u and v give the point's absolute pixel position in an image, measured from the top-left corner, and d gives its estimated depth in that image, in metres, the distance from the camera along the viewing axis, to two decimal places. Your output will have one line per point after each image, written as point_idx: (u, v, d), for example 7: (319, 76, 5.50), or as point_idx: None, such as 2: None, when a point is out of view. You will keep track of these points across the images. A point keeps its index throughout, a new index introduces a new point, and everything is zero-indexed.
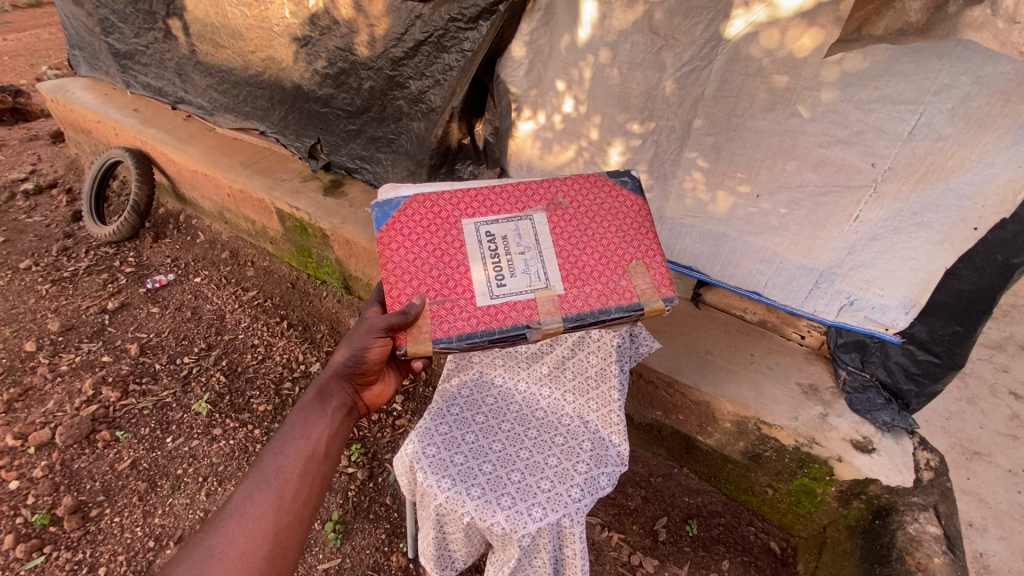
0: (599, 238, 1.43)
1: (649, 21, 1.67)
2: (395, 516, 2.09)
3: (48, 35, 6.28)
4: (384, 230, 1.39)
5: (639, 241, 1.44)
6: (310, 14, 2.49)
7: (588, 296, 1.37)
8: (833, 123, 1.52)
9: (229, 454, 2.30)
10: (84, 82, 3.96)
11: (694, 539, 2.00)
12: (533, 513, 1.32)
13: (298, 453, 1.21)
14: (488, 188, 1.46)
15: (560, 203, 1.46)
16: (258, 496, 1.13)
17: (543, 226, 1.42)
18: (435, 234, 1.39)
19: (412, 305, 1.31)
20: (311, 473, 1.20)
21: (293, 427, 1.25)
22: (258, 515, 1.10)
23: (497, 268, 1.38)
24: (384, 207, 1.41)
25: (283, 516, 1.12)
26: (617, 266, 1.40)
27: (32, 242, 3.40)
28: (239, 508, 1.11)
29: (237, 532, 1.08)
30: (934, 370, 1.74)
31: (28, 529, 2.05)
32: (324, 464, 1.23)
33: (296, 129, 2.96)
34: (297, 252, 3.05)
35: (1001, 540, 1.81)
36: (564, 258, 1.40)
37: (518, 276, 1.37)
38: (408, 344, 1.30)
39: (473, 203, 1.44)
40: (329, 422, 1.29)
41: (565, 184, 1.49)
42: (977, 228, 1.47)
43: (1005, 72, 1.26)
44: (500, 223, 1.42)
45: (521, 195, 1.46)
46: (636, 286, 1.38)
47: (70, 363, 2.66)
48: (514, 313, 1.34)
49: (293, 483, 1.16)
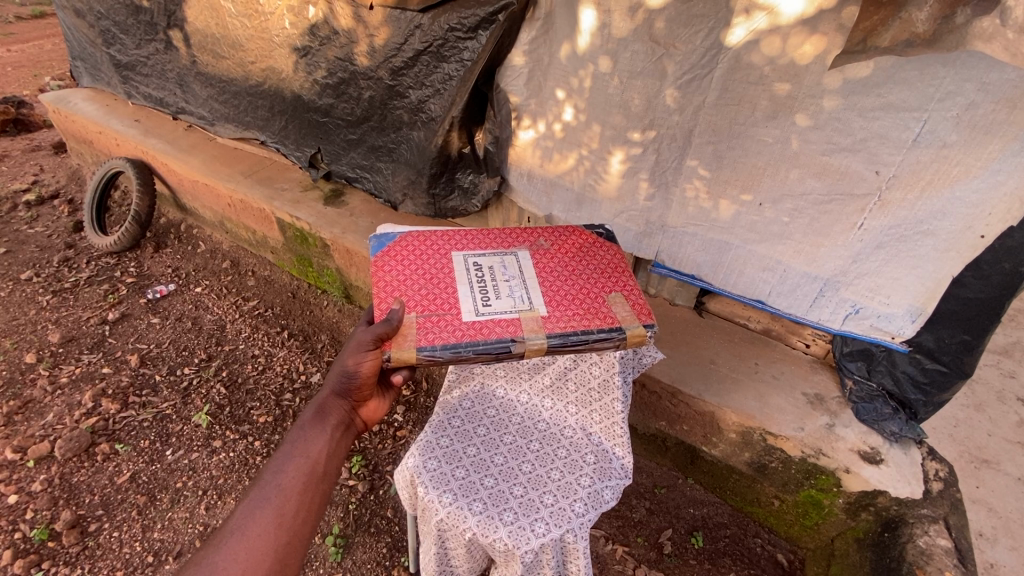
0: (579, 273, 1.49)
1: (649, 29, 1.63)
2: (396, 529, 2.06)
3: (51, 46, 6.32)
4: (379, 255, 1.46)
5: (617, 277, 1.50)
6: (310, 24, 2.47)
7: (570, 317, 1.37)
8: (835, 130, 1.49)
9: (229, 467, 2.28)
10: (84, 94, 4.03)
11: (699, 551, 1.98)
12: (535, 527, 1.30)
13: (298, 470, 1.19)
14: (477, 231, 1.57)
15: (542, 248, 1.55)
16: (258, 513, 1.11)
17: (526, 261, 1.50)
18: (426, 261, 1.45)
19: (395, 310, 1.32)
20: (310, 492, 1.18)
21: (293, 443, 1.24)
22: (259, 531, 1.09)
23: (484, 291, 1.40)
24: (381, 238, 1.51)
25: (283, 534, 1.11)
26: (598, 296, 1.43)
27: (32, 253, 3.40)
28: (241, 524, 1.10)
29: (238, 549, 1.06)
30: (941, 379, 1.72)
31: (27, 544, 2.03)
32: (323, 482, 1.21)
33: (296, 139, 2.94)
34: (298, 262, 3.06)
35: (1012, 550, 1.78)
36: (546, 286, 1.44)
37: (503, 299, 1.39)
38: (392, 350, 1.26)
39: (463, 240, 1.53)
40: (331, 438, 1.27)
41: (546, 231, 1.61)
42: (983, 235, 1.46)
43: (1010, 79, 1.24)
44: (487, 256, 1.49)
45: (506, 237, 1.57)
46: (616, 313, 1.39)
47: (70, 375, 2.65)
48: (499, 329, 1.33)
49: (293, 500, 1.15)
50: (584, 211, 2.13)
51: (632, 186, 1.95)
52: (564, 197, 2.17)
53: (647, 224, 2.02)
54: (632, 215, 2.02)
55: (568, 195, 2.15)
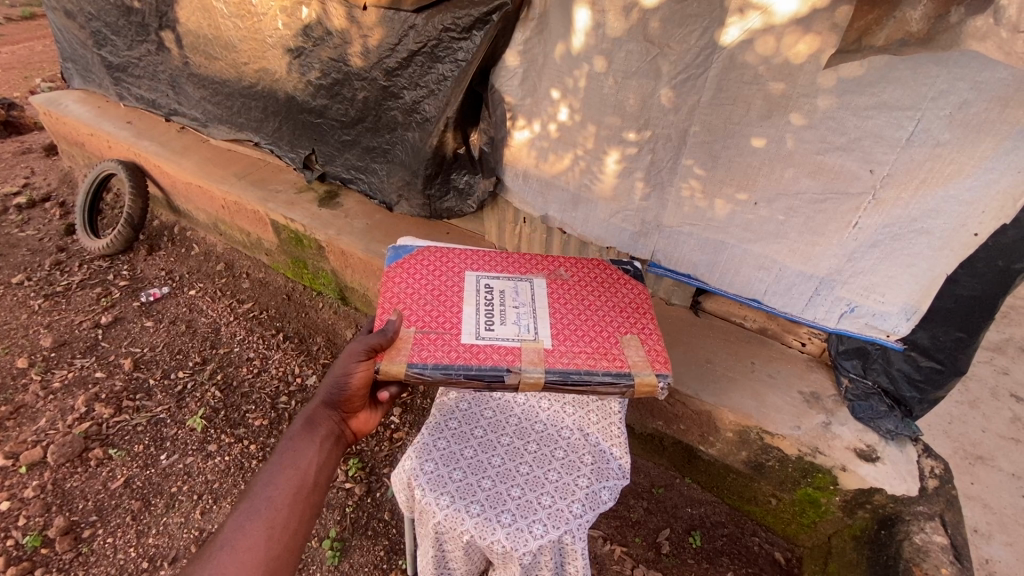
0: (595, 309, 1.50)
1: (643, 30, 1.63)
2: (393, 532, 2.05)
3: (42, 47, 6.28)
4: (394, 266, 1.53)
5: (635, 319, 1.49)
6: (303, 25, 2.46)
7: (575, 353, 1.36)
8: (829, 130, 1.50)
9: (225, 471, 2.26)
10: (77, 95, 4.01)
11: (697, 551, 1.99)
12: (534, 529, 1.29)
13: (287, 482, 1.18)
14: (496, 254, 1.62)
15: (563, 280, 1.57)
16: (248, 526, 1.10)
17: (540, 289, 1.52)
18: (439, 278, 1.50)
19: (392, 322, 1.34)
20: (300, 504, 1.17)
21: (283, 454, 1.23)
22: (248, 544, 1.08)
23: (490, 316, 1.41)
24: (400, 250, 1.59)
25: (273, 547, 1.10)
26: (611, 336, 1.42)
27: (24, 256, 3.37)
28: (230, 538, 1.08)
29: (228, 562, 1.05)
30: (936, 377, 1.73)
31: (19, 551, 2.01)
32: (313, 493, 1.20)
33: (290, 140, 2.92)
34: (293, 264, 3.05)
35: (1006, 546, 1.79)
36: (557, 317, 1.45)
37: (507, 326, 1.39)
38: (382, 363, 1.28)
39: (481, 262, 1.58)
40: (322, 448, 1.26)
41: (568, 262, 1.64)
42: (977, 233, 1.47)
43: (1003, 78, 1.25)
44: (500, 280, 1.52)
45: (525, 263, 1.60)
46: (629, 357, 1.37)
47: (62, 380, 2.63)
48: (496, 356, 1.32)
49: (283, 512, 1.14)
50: (580, 212, 2.13)
51: (627, 186, 1.95)
52: (560, 197, 2.16)
53: (643, 224, 2.01)
54: (628, 215, 2.02)
55: (565, 196, 2.15)
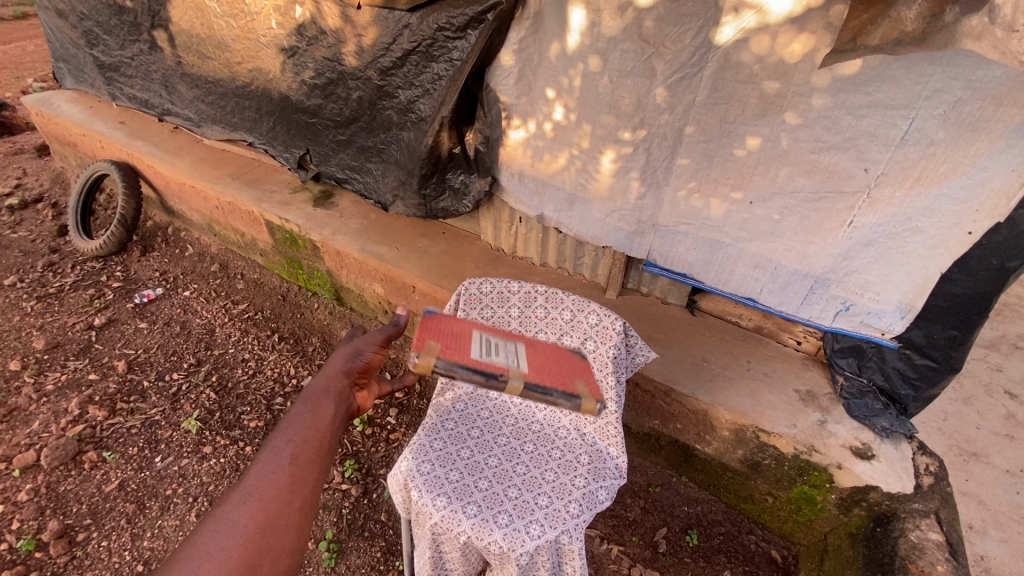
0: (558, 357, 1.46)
1: (638, 29, 1.63)
2: (391, 533, 2.05)
3: (34, 47, 6.22)
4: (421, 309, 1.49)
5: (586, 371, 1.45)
6: (297, 24, 2.45)
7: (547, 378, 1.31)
8: (824, 129, 1.50)
9: (220, 473, 2.25)
10: (69, 95, 3.99)
11: (694, 549, 1.99)
12: (530, 530, 1.29)
13: (304, 430, 1.25)
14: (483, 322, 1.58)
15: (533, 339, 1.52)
16: (269, 467, 1.16)
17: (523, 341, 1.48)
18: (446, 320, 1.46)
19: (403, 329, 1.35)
20: (318, 448, 1.24)
21: (298, 416, 1.28)
22: (273, 482, 1.14)
23: (487, 346, 1.36)
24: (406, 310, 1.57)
25: (294, 483, 1.15)
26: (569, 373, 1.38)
27: (16, 258, 3.34)
28: (254, 477, 1.14)
29: (255, 496, 1.11)
30: (930, 375, 1.74)
31: (13, 556, 1.99)
32: (329, 442, 1.28)
33: (285, 139, 2.90)
34: (287, 265, 3.03)
35: (1001, 542, 1.80)
36: (533, 356, 1.40)
37: (500, 354, 1.34)
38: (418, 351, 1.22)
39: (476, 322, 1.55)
40: (335, 409, 1.35)
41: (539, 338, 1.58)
42: (971, 231, 1.47)
43: (997, 76, 1.25)
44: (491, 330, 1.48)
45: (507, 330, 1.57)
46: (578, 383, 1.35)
47: (55, 382, 2.61)
48: (489, 365, 1.27)
49: (305, 454, 1.21)
50: (576, 211, 2.13)
51: (623, 185, 1.95)
52: (555, 197, 2.16)
53: (639, 224, 2.01)
54: (624, 214, 2.02)
55: (560, 196, 2.14)
